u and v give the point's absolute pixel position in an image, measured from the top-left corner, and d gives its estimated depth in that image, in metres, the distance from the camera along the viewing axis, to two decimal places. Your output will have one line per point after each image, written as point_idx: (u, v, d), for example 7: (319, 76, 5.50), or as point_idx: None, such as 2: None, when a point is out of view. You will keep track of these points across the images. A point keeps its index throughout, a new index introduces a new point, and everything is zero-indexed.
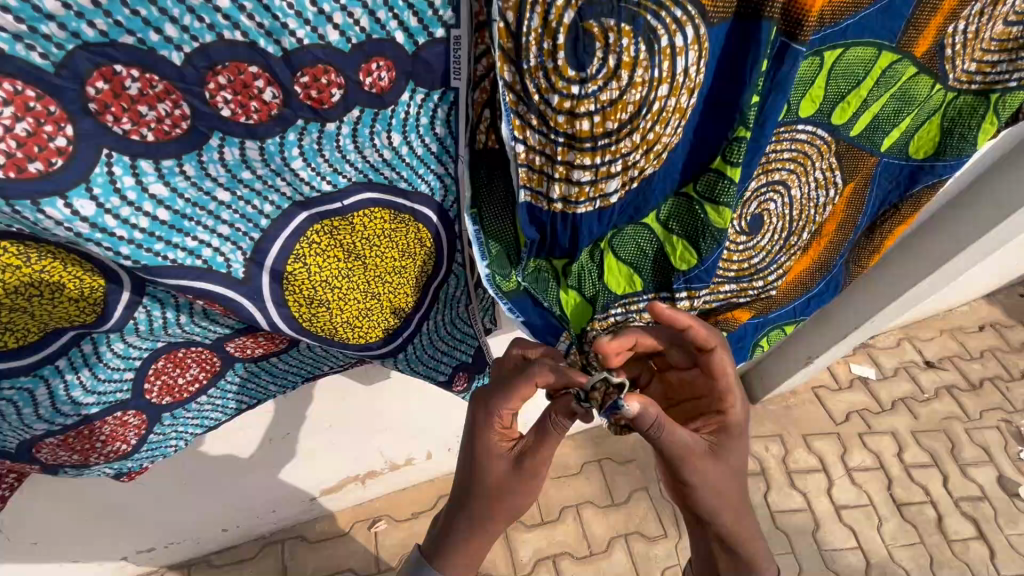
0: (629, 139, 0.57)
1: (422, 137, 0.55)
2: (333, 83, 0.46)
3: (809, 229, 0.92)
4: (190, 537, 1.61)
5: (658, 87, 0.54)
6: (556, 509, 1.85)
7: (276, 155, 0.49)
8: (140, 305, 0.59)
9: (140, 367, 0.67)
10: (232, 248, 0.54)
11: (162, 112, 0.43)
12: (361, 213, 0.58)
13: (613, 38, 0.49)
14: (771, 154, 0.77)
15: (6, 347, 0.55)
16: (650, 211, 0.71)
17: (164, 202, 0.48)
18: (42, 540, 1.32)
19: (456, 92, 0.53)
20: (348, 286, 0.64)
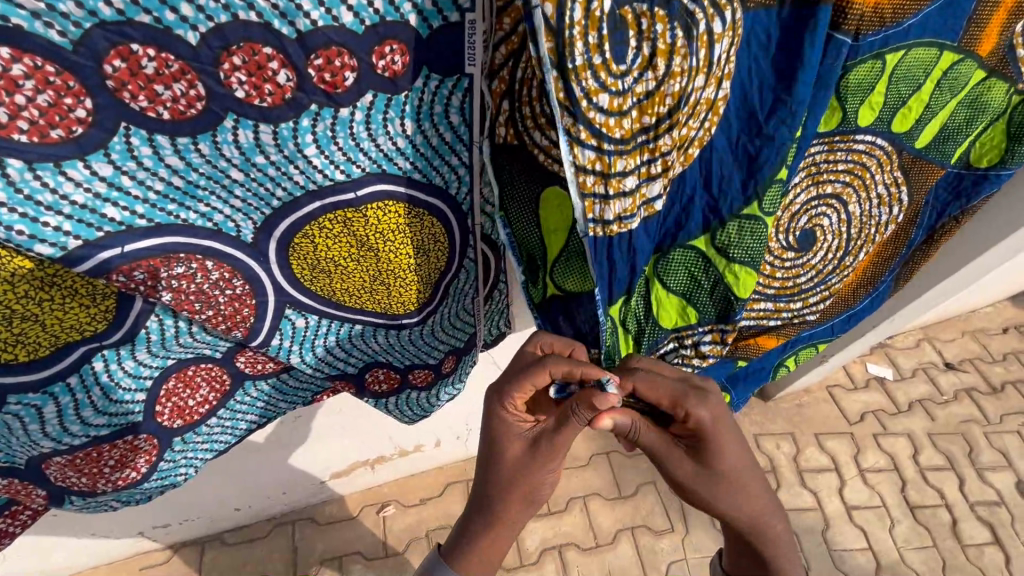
0: (669, 136, 0.55)
1: (438, 126, 0.55)
2: (346, 66, 0.45)
3: (867, 248, 0.90)
4: (204, 515, 1.65)
5: (697, 77, 0.52)
6: (564, 500, 1.85)
7: (290, 140, 0.48)
8: (152, 314, 0.60)
9: (151, 390, 0.67)
10: (245, 217, 0.54)
11: (177, 92, 0.42)
12: (373, 205, 0.58)
13: (647, 24, 0.47)
14: (822, 165, 0.75)
15: (18, 360, 0.56)
16: (701, 233, 0.68)
17: (179, 172, 0.48)
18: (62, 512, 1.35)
19: (471, 79, 0.52)
20: (355, 268, 0.63)
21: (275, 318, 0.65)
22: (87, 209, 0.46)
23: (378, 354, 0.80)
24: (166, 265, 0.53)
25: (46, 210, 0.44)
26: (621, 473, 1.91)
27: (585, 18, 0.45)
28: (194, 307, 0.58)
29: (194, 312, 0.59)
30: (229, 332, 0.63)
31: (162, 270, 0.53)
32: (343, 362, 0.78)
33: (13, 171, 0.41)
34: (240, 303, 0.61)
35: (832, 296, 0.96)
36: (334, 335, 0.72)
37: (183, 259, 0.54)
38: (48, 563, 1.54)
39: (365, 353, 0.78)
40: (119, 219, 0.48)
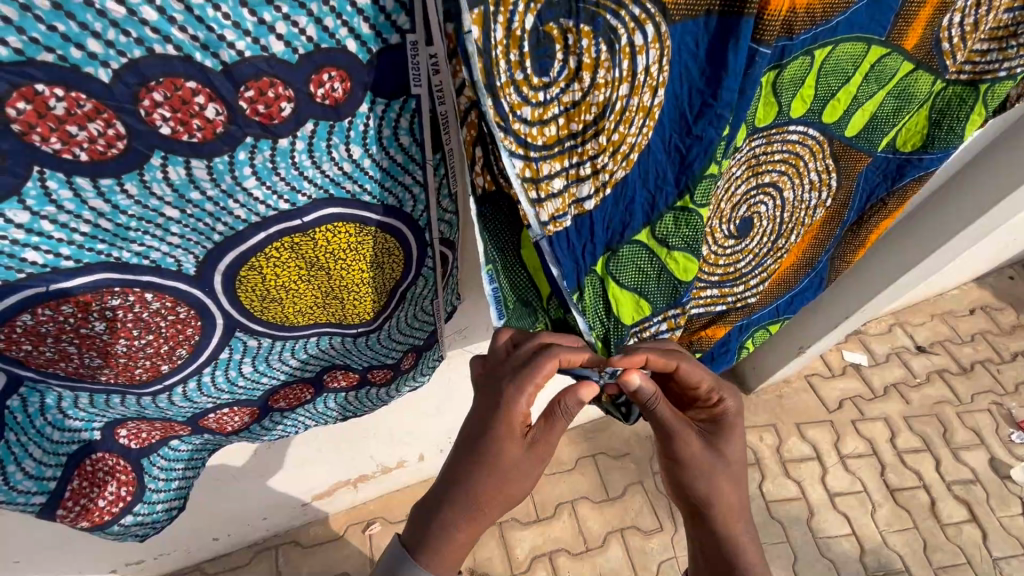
0: (595, 141, 0.54)
1: (387, 148, 0.52)
2: (282, 97, 0.43)
3: (798, 231, 0.90)
4: (180, 547, 1.60)
5: (620, 87, 0.51)
6: (552, 505, 1.84)
7: (226, 174, 0.46)
8: (14, 393, 0.58)
9: (53, 491, 0.67)
10: (186, 252, 0.51)
11: (94, 132, 0.39)
12: (322, 229, 0.56)
13: (573, 40, 0.46)
14: (761, 156, 0.74)
15: None
16: (643, 228, 0.67)
17: (106, 216, 0.45)
18: (26, 559, 1.28)
19: (420, 100, 0.50)
20: (306, 288, 0.62)
21: (224, 338, 0.62)
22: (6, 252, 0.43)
23: (336, 358, 0.77)
24: (99, 298, 0.51)
25: None
26: (608, 475, 1.91)
27: (506, 38, 0.43)
28: (132, 334, 0.55)
29: (133, 339, 0.55)
30: (173, 351, 0.60)
31: (94, 304, 0.51)
32: (300, 368, 0.76)
33: None
34: (184, 325, 0.58)
35: (770, 277, 0.96)
36: (290, 349, 0.71)
37: (117, 293, 0.51)
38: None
39: (323, 358, 0.76)
40: (42, 262, 0.45)
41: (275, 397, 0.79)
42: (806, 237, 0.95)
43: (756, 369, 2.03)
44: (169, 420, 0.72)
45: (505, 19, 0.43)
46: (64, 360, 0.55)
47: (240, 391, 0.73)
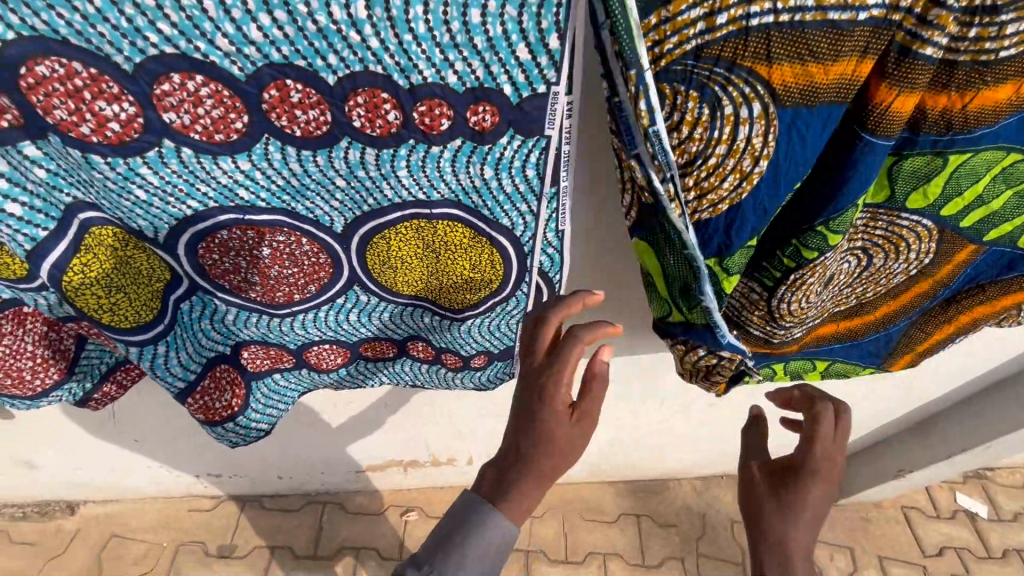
0: (679, 181, 0.57)
1: (515, 177, 0.60)
2: (444, 115, 0.53)
3: (869, 292, 0.82)
4: (250, 475, 1.90)
5: (716, 146, 0.54)
6: (583, 552, 1.99)
7: (388, 163, 0.57)
8: (189, 299, 0.75)
9: (190, 382, 0.82)
10: (340, 214, 0.64)
11: (311, 117, 0.52)
12: (445, 222, 0.66)
13: (680, 100, 0.51)
14: (860, 226, 0.69)
15: (144, 319, 0.72)
16: (712, 257, 0.64)
17: (298, 175, 0.58)
18: (142, 441, 1.67)
19: (550, 141, 0.56)
20: (418, 265, 0.73)
21: (343, 287, 0.75)
22: (228, 187, 0.59)
23: (422, 330, 0.87)
24: (270, 233, 0.65)
25: (200, 180, 0.57)
26: (648, 540, 2.01)
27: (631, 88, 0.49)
28: (284, 263, 0.70)
29: (284, 267, 0.70)
30: (305, 286, 0.74)
31: (267, 235, 0.66)
32: (391, 326, 0.86)
33: (185, 155, 0.55)
34: (319, 268, 0.71)
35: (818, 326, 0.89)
36: (389, 311, 0.82)
37: (285, 231, 0.66)
38: (133, 480, 1.88)
39: (413, 325, 0.86)
40: (247, 199, 0.60)
41: (367, 346, 0.91)
42: (881, 304, 0.86)
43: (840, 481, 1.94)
44: (280, 348, 0.86)
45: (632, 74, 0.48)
46: (234, 274, 0.71)
47: (342, 333, 0.86)
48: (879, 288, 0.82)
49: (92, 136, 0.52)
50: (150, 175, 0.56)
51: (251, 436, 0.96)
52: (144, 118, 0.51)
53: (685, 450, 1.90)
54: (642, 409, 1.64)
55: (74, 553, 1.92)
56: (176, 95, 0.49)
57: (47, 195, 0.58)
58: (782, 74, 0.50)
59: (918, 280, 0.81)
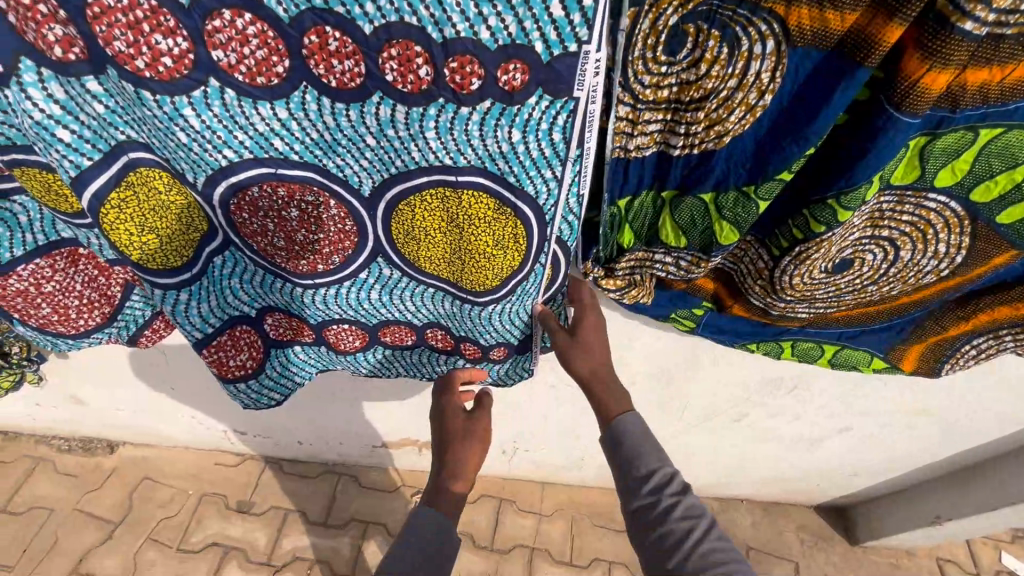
0: (693, 115, 0.60)
1: (541, 140, 0.59)
2: (474, 73, 0.54)
3: (898, 287, 0.80)
4: (273, 437, 1.98)
5: (727, 81, 0.57)
6: (588, 556, 2.04)
7: (417, 122, 0.59)
8: (221, 254, 0.80)
9: (208, 335, 0.85)
10: (368, 175, 0.67)
11: (346, 68, 0.55)
12: (470, 190, 0.66)
13: (702, 39, 0.54)
14: (885, 211, 0.70)
15: (172, 265, 0.75)
16: (709, 192, 0.67)
17: (331, 129, 0.62)
18: (178, 389, 1.76)
19: (578, 103, 0.55)
20: (442, 239, 0.73)
21: (368, 259, 0.79)
22: (263, 136, 0.63)
23: (443, 316, 0.89)
24: (302, 191, 0.70)
25: (238, 128, 0.62)
26: None
27: (650, 29, 0.54)
28: (311, 228, 0.73)
29: (310, 232, 0.74)
30: (330, 256, 0.77)
31: (298, 194, 0.70)
32: (416, 313, 0.89)
33: (228, 97, 0.59)
34: (346, 237, 0.75)
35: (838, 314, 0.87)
36: (410, 290, 0.84)
37: (314, 190, 0.70)
38: (167, 428, 1.99)
39: (433, 313, 0.89)
40: (281, 149, 0.64)
41: (385, 330, 0.93)
42: (904, 298, 0.84)
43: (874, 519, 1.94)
44: (302, 321, 0.90)
45: (653, 17, 0.53)
46: (261, 236, 0.75)
47: (362, 312, 0.88)
48: (906, 286, 0.80)
49: (146, 71, 0.56)
50: (192, 117, 0.60)
51: (256, 402, 1.00)
52: (194, 55, 0.55)
53: (701, 465, 1.85)
54: (661, 421, 1.60)
55: (109, 488, 2.05)
56: (224, 31, 0.54)
57: (97, 127, 0.62)
58: (798, 16, 0.52)
59: (947, 280, 0.79)
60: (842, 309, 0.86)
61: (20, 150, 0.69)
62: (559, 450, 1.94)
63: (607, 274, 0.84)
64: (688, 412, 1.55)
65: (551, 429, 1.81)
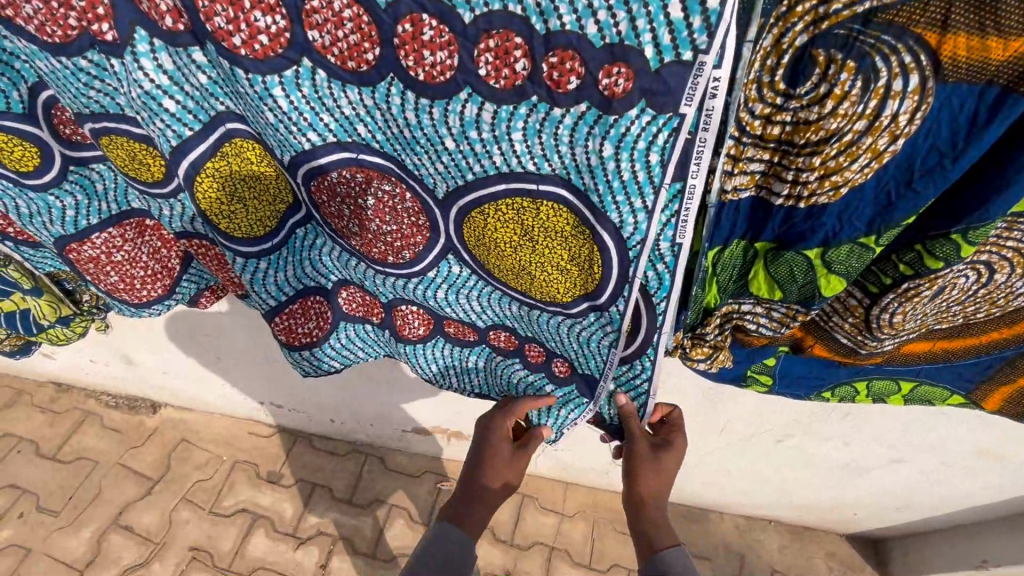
0: (808, 159, 0.55)
1: (635, 161, 0.55)
2: (574, 70, 0.51)
3: (989, 310, 0.74)
4: (307, 412, 2.01)
5: (857, 122, 0.51)
6: (608, 562, 2.02)
7: (504, 121, 0.56)
8: (303, 227, 0.82)
9: (280, 302, 0.86)
10: (443, 179, 0.66)
11: (437, 59, 0.53)
12: (551, 203, 0.64)
13: (833, 70, 0.49)
14: (990, 239, 0.62)
15: (255, 233, 0.78)
16: (815, 246, 0.62)
17: (411, 126, 0.60)
18: (223, 360, 1.80)
19: (683, 121, 0.50)
20: (513, 252, 0.71)
21: (438, 255, 0.78)
22: (348, 120, 0.62)
23: (506, 318, 0.86)
24: (379, 179, 0.69)
25: (325, 110, 0.61)
26: None
27: (772, 47, 0.49)
28: (385, 218, 0.74)
29: (385, 222, 0.74)
30: (400, 250, 0.78)
31: (375, 181, 0.70)
32: (478, 313, 0.87)
33: (318, 79, 0.58)
34: (417, 231, 0.75)
35: (919, 342, 0.83)
36: (477, 290, 0.82)
37: (391, 181, 0.69)
38: (206, 394, 2.05)
39: (499, 314, 0.85)
40: (364, 136, 0.64)
41: (450, 321, 0.91)
42: (991, 328, 0.78)
43: (920, 554, 1.85)
44: (375, 297, 0.90)
45: (778, 32, 0.48)
46: (338, 219, 0.76)
47: (430, 304, 0.88)
48: (993, 310, 0.73)
49: (241, 49, 0.56)
50: (281, 98, 0.60)
51: (319, 371, 1.01)
52: (291, 34, 0.55)
53: (735, 484, 1.79)
54: (700, 435, 1.55)
55: (148, 447, 2.14)
56: (322, 12, 0.53)
57: (200, 98, 0.64)
58: (954, 46, 0.46)
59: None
60: (923, 336, 0.81)
61: (111, 118, 0.70)
62: (589, 453, 1.91)
63: (694, 343, 0.82)
64: (731, 428, 1.50)
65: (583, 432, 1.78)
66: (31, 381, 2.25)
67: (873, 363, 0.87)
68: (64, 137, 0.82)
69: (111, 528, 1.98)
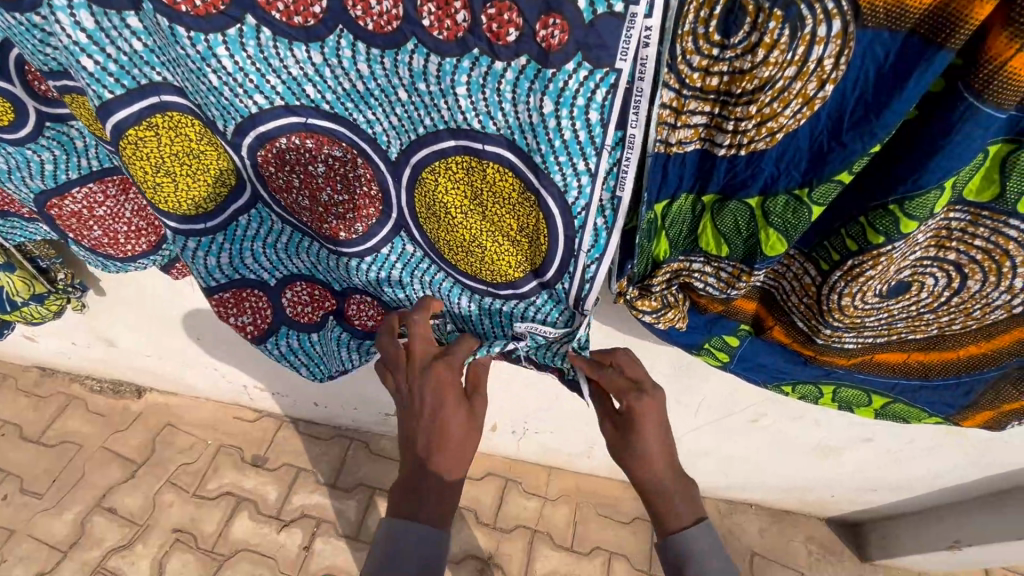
0: (745, 108, 0.57)
1: (576, 119, 0.56)
2: (512, 22, 0.52)
3: (962, 322, 0.77)
4: (291, 395, 2.02)
5: (786, 69, 0.53)
6: (589, 545, 2.04)
7: (449, 75, 0.58)
8: (248, 213, 0.84)
9: (213, 286, 0.90)
10: (396, 137, 0.68)
11: (383, 8, 0.55)
12: (497, 164, 0.65)
13: (761, 19, 0.50)
14: (953, 232, 0.66)
15: (187, 212, 0.80)
16: (756, 195, 0.64)
17: (363, 79, 0.62)
18: (206, 339, 1.81)
19: (620, 77, 0.52)
20: (464, 222, 0.73)
21: (391, 233, 0.80)
22: (296, 81, 0.64)
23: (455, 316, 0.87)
24: (329, 144, 0.71)
25: (271, 71, 0.64)
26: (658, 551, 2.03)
27: None
28: (337, 186, 0.75)
29: (337, 191, 0.76)
30: (353, 223, 0.79)
31: (325, 147, 0.71)
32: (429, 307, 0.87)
33: (264, 36, 0.60)
34: (370, 204, 0.76)
35: (888, 350, 0.84)
36: (430, 275, 0.84)
37: (341, 147, 0.71)
38: (190, 377, 2.06)
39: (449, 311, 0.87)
40: (312, 97, 0.66)
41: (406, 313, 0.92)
42: (971, 343, 0.80)
43: (894, 537, 1.88)
44: (326, 285, 0.93)
45: None
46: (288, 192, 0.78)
47: (383, 294, 0.88)
48: (970, 322, 0.76)
49: (182, 6, 0.58)
50: (224, 58, 0.62)
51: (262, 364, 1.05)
52: None
53: (712, 465, 1.82)
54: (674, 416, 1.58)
55: (132, 430, 2.14)
56: None
57: (126, 63, 0.65)
58: None
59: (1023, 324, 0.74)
60: (896, 347, 0.84)
61: (69, 77, 0.71)
62: (569, 436, 1.93)
63: (641, 294, 0.82)
64: (704, 408, 1.52)
65: (562, 414, 1.80)
66: (16, 365, 2.26)
67: (844, 366, 0.89)
68: (40, 95, 0.83)
69: (94, 509, 1.99)
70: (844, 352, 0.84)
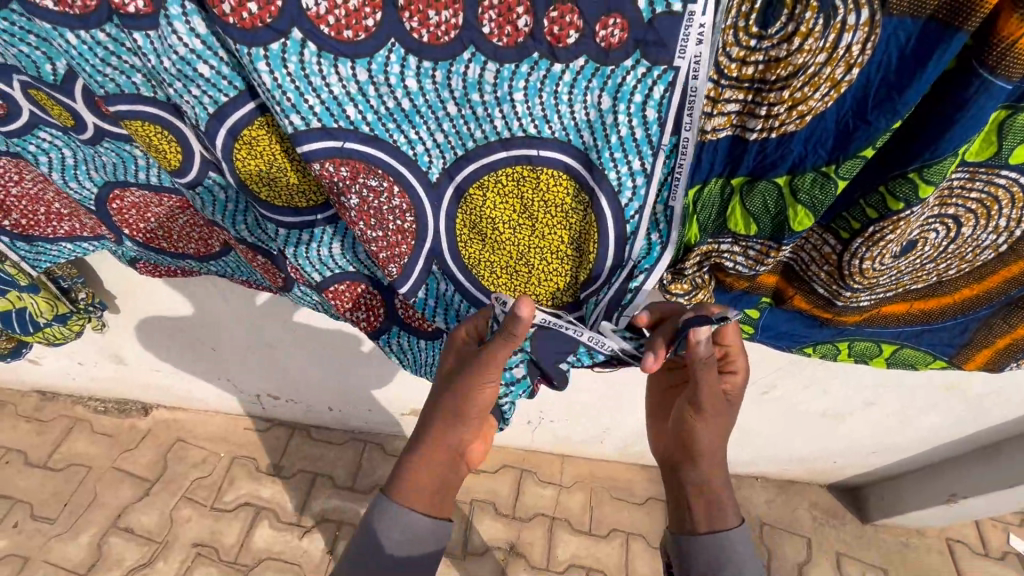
0: (778, 95, 0.62)
1: (633, 116, 0.62)
2: (572, 24, 0.57)
3: (959, 267, 0.84)
4: (304, 402, 2.03)
5: (818, 56, 0.58)
6: (606, 528, 2.09)
7: (506, 81, 0.62)
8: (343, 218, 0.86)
9: (325, 278, 0.92)
10: (439, 154, 0.72)
11: (443, 18, 0.59)
12: (549, 170, 0.70)
13: (799, 11, 0.56)
14: (954, 189, 0.72)
15: (299, 205, 0.83)
16: (785, 173, 0.69)
17: (410, 94, 0.66)
18: (219, 350, 1.82)
19: (677, 73, 0.58)
20: (509, 231, 0.77)
21: (423, 275, 0.85)
22: (336, 100, 0.66)
23: None
24: (366, 172, 0.73)
25: (310, 91, 0.65)
26: None
27: None
28: (370, 222, 0.78)
29: (369, 227, 0.79)
30: (386, 264, 0.83)
31: (360, 175, 0.73)
32: None
33: (307, 52, 0.62)
34: (403, 237, 0.80)
35: (891, 300, 0.91)
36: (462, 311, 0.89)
37: (379, 175, 0.74)
38: (199, 392, 2.05)
39: None
40: (352, 120, 0.68)
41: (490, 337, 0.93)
42: (963, 285, 0.88)
43: (892, 495, 1.98)
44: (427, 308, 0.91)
45: None
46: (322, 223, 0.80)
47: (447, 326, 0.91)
48: (963, 265, 0.84)
49: (229, 17, 0.59)
50: (265, 73, 0.63)
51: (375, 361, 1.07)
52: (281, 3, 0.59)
53: None
54: None
55: (141, 450, 2.12)
56: None
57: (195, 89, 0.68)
58: None
59: (1009, 262, 0.81)
60: (901, 297, 0.91)
61: (126, 100, 0.74)
62: (582, 423, 1.98)
63: (674, 277, 0.87)
64: None
65: (575, 402, 1.86)
66: (15, 391, 2.21)
67: (853, 323, 0.96)
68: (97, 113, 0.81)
69: (109, 531, 1.96)
70: (857, 310, 0.90)
